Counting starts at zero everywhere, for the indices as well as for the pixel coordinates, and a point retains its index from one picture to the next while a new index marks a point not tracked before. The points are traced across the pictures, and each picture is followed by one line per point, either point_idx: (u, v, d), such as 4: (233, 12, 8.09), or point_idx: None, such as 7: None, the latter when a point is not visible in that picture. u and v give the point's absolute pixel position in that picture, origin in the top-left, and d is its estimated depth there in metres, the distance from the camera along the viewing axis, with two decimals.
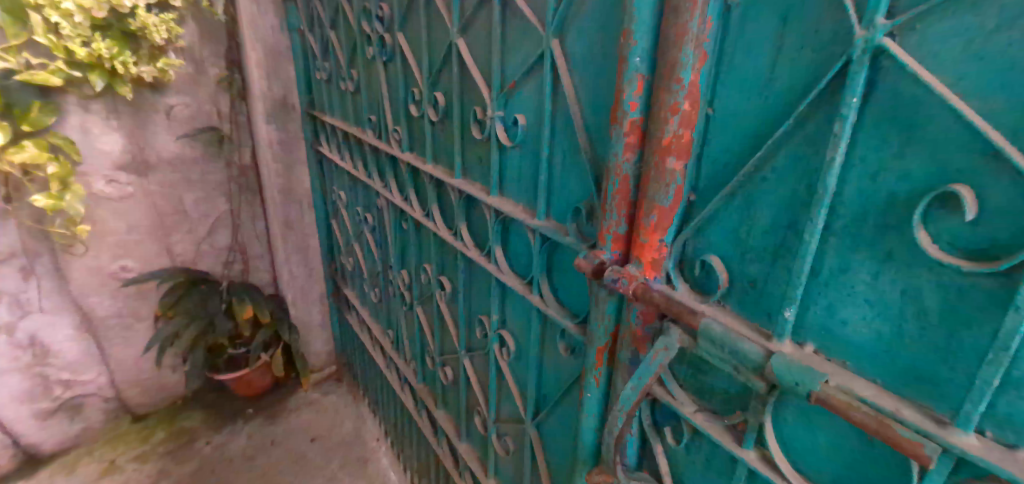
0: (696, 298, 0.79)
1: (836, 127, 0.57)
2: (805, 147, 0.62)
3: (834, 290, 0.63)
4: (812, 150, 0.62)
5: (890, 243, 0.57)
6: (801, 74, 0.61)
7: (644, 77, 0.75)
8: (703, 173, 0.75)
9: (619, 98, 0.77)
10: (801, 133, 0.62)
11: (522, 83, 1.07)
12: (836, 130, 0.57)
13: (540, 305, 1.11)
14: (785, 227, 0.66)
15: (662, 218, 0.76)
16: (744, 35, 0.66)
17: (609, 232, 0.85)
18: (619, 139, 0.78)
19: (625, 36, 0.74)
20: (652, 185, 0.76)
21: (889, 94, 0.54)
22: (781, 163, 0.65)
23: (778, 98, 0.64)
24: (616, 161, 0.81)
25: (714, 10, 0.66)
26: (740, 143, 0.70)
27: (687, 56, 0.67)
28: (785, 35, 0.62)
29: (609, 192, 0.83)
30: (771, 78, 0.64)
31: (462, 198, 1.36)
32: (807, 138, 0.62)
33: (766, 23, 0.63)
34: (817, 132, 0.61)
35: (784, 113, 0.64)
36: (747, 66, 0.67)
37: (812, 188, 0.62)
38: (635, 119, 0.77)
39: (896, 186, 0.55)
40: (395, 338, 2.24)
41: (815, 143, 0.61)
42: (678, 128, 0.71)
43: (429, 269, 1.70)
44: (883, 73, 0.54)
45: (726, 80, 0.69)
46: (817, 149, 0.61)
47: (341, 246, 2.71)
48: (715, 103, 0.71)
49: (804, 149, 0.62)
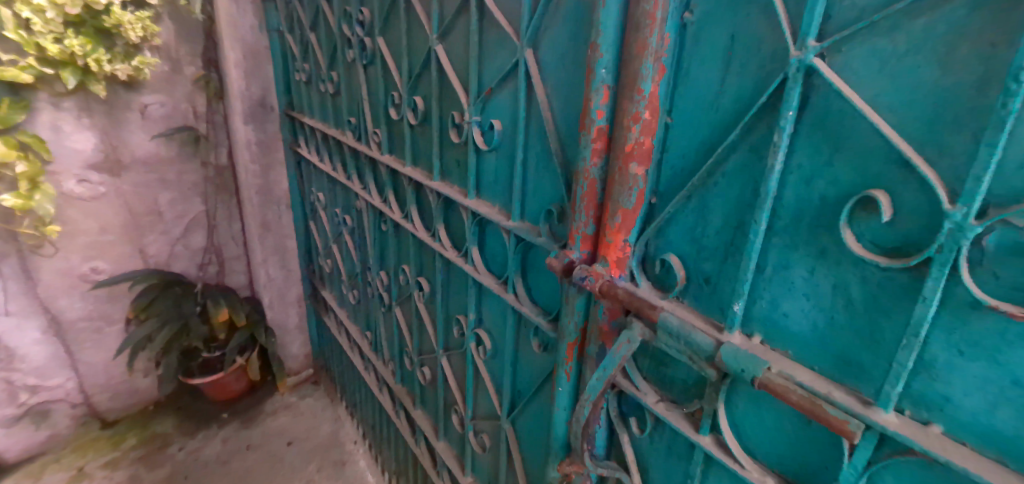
0: (658, 294, 0.83)
1: (775, 137, 0.62)
2: (751, 154, 0.67)
3: (777, 285, 0.68)
4: (757, 157, 0.66)
5: (823, 242, 0.62)
6: (746, 88, 0.66)
7: (609, 87, 0.79)
8: (663, 178, 0.79)
9: (587, 106, 0.82)
10: (747, 141, 0.67)
11: (497, 90, 1.11)
12: (776, 139, 0.62)
13: (514, 304, 1.15)
14: (734, 228, 0.71)
15: (626, 219, 0.81)
16: (699, 50, 0.70)
17: (577, 232, 0.89)
18: (586, 145, 0.83)
19: (592, 48, 0.79)
20: (616, 187, 0.80)
21: (819, 107, 0.59)
22: (730, 168, 0.70)
23: (727, 108, 0.69)
24: (585, 165, 0.85)
25: (671, 27, 0.71)
26: (694, 150, 0.74)
27: (647, 68, 0.72)
28: (733, 53, 0.66)
29: (578, 195, 0.88)
30: (721, 91, 0.69)
31: (440, 201, 1.39)
32: (752, 146, 0.66)
33: (719, 40, 0.68)
34: (760, 141, 0.65)
35: (733, 123, 0.68)
36: (700, 80, 0.71)
37: (756, 192, 0.67)
38: (601, 126, 0.81)
39: (826, 190, 0.60)
40: (373, 339, 2.24)
41: (759, 151, 0.66)
42: (639, 136, 0.76)
43: (408, 270, 1.73)
44: (815, 90, 0.59)
45: (682, 92, 0.74)
46: (761, 155, 0.66)
47: (319, 247, 2.70)
48: (673, 113, 0.75)
49: (750, 156, 0.67)
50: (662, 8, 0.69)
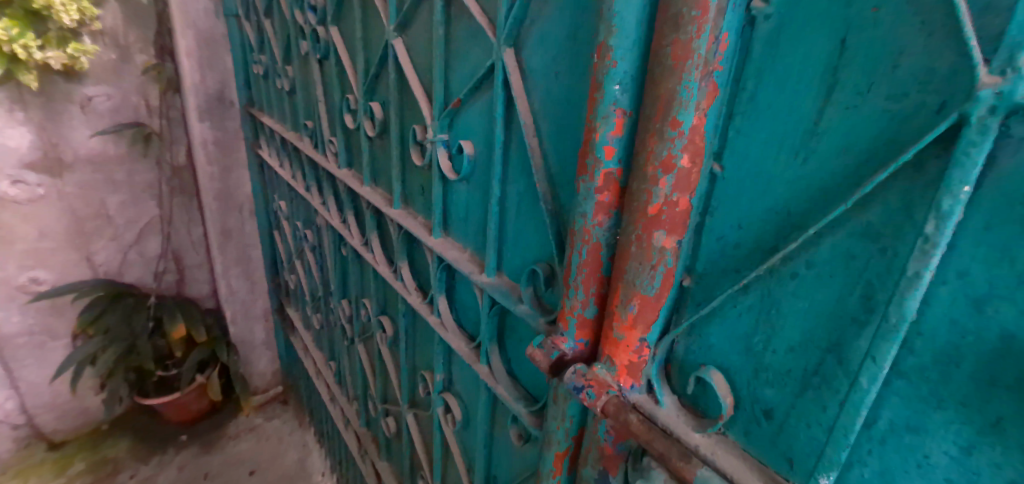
0: (689, 421, 0.56)
1: (926, 225, 0.36)
2: (864, 240, 0.40)
3: (895, 455, 0.42)
4: (875, 246, 0.40)
5: (999, 410, 0.36)
6: (866, 130, 0.39)
7: (625, 113, 0.52)
8: (702, 252, 0.53)
9: (590, 138, 0.55)
10: (859, 215, 0.40)
11: (468, 101, 0.81)
12: (927, 229, 0.36)
13: (488, 381, 0.88)
14: (825, 348, 0.45)
15: (645, 310, 0.54)
16: (775, 63, 0.44)
17: (572, 314, 0.63)
18: (589, 197, 0.56)
19: (600, 53, 0.51)
20: (632, 265, 0.53)
21: (1015, 179, 0.33)
22: (821, 256, 0.43)
23: (821, 161, 0.42)
24: (584, 224, 0.58)
25: (730, 23, 0.43)
26: (757, 220, 0.47)
27: (691, 90, 0.45)
28: (844, 69, 0.39)
29: (574, 263, 0.61)
30: (815, 131, 0.42)
31: (402, 234, 1.11)
32: (867, 227, 0.40)
33: (812, 49, 0.41)
34: (883, 220, 0.39)
35: (836, 186, 0.41)
36: (776, 110, 0.44)
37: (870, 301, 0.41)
38: (610, 170, 0.54)
39: (1016, 324, 0.34)
40: (337, 371, 1.97)
41: (880, 235, 0.40)
42: (671, 192, 0.49)
43: (369, 306, 1.45)
44: (1012, 148, 0.32)
45: (742, 128, 0.47)
46: (883, 245, 0.39)
47: (284, 260, 2.41)
48: (724, 159, 0.49)
49: (860, 242, 0.41)
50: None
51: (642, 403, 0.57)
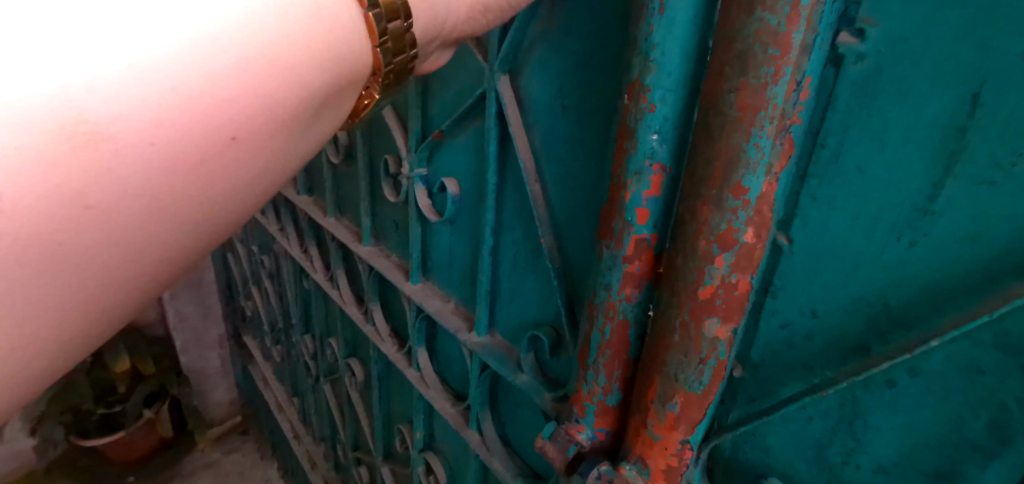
0: None
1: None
2: (992, 351, 0.32)
3: None
4: (1010, 360, 0.31)
5: None
6: (1005, 215, 0.30)
7: (664, 170, 0.39)
8: (760, 338, 0.43)
9: (615, 196, 0.42)
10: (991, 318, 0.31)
11: (452, 132, 0.66)
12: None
13: (479, 450, 0.73)
14: (929, 473, 0.37)
15: (691, 408, 0.44)
16: (871, 119, 0.34)
17: (589, 400, 0.49)
18: (615, 265, 0.43)
19: (630, 93, 0.39)
20: (674, 357, 0.42)
21: None
22: (930, 365, 0.34)
23: (935, 247, 0.33)
24: (608, 297, 0.45)
25: (814, 63, 0.33)
26: (842, 310, 0.38)
27: (762, 149, 0.34)
28: (976, 133, 0.30)
29: (593, 342, 0.48)
30: (929, 208, 0.32)
31: (373, 275, 0.95)
32: (999, 337, 0.31)
33: (928, 105, 0.31)
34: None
35: (962, 282, 0.32)
36: (872, 178, 0.34)
37: (997, 427, 0.33)
38: (643, 237, 0.42)
39: None
40: (302, 408, 1.79)
41: (1015, 347, 0.31)
42: (731, 274, 0.38)
43: (336, 345, 1.30)
44: None
45: (821, 195, 0.37)
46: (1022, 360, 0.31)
47: (239, 286, 2.21)
48: (793, 232, 0.39)
49: (988, 354, 0.32)
50: (808, 22, 0.31)
51: None
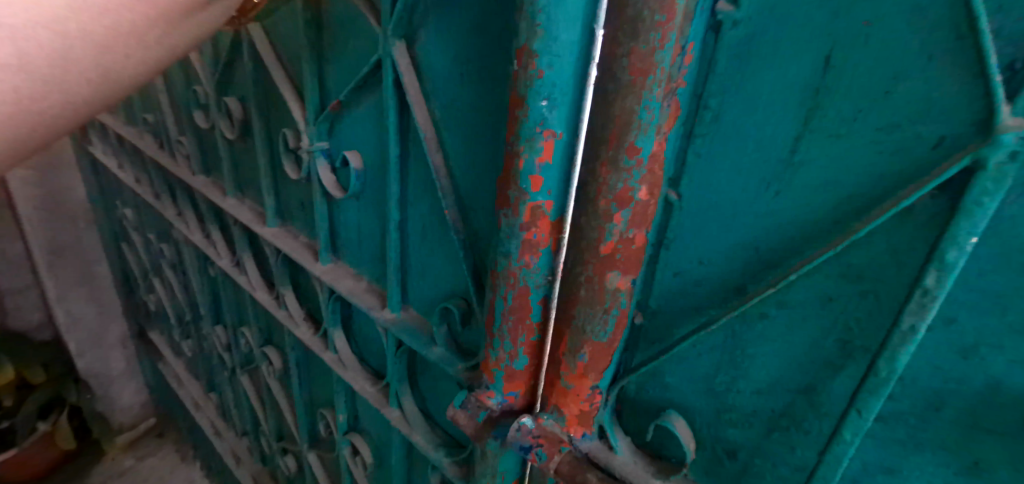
0: (647, 466, 0.49)
1: (925, 275, 0.31)
2: (842, 280, 0.35)
3: None
4: (855, 287, 0.34)
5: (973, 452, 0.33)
6: (851, 161, 0.33)
7: (556, 137, 0.39)
8: (656, 288, 0.45)
9: (510, 165, 0.41)
10: (840, 254, 0.34)
11: (351, 104, 0.63)
12: (926, 280, 0.31)
13: (400, 427, 0.72)
14: (794, 389, 0.39)
15: (600, 359, 0.45)
16: (744, 79, 0.35)
17: (497, 365, 0.48)
18: (512, 235, 0.43)
19: (521, 58, 0.37)
20: (581, 311, 0.43)
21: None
22: (794, 297, 0.37)
23: (794, 194, 0.35)
24: (509, 266, 0.44)
25: (695, 32, 0.35)
26: (724, 255, 0.40)
27: (652, 111, 0.35)
28: (827, 92, 0.32)
29: (498, 312, 0.46)
30: (790, 160, 0.35)
31: (282, 257, 0.90)
32: (847, 268, 0.34)
33: (792, 64, 0.33)
34: (865, 261, 0.34)
35: (819, 225, 0.35)
36: (745, 134, 0.36)
37: (847, 347, 0.36)
38: (539, 204, 0.41)
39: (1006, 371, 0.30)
40: (220, 403, 1.68)
41: (861, 276, 0.34)
42: (628, 228, 0.39)
43: (249, 334, 1.22)
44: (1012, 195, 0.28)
45: (704, 153, 0.38)
46: (864, 287, 0.34)
47: (139, 278, 2.03)
48: (682, 186, 0.40)
49: (838, 283, 0.35)
50: None
51: (595, 453, 0.48)
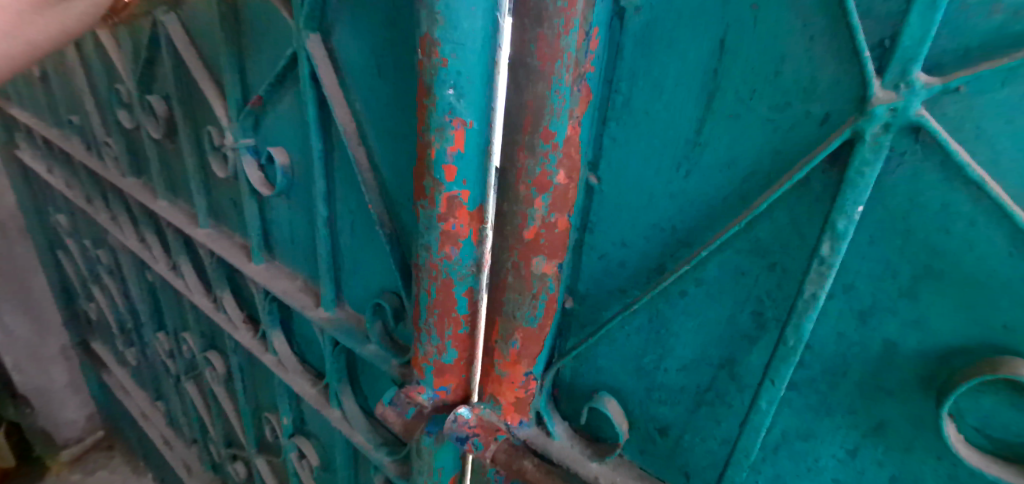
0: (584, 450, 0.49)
1: (820, 246, 0.31)
2: (749, 255, 0.36)
3: (789, 462, 0.40)
4: (762, 262, 0.35)
5: (877, 413, 0.34)
6: (750, 138, 0.33)
7: (467, 125, 0.38)
8: (583, 274, 0.45)
9: (423, 155, 0.40)
10: (747, 229, 0.35)
11: (272, 99, 0.61)
12: (822, 251, 0.32)
13: (342, 428, 0.71)
14: (715, 365, 0.40)
15: (529, 346, 0.45)
16: (649, 61, 0.36)
17: (427, 360, 0.48)
18: (431, 227, 0.42)
19: (425, 47, 0.36)
20: (509, 297, 0.43)
21: (901, 191, 0.29)
22: (708, 274, 0.38)
23: (703, 173, 0.36)
24: (429, 258, 0.43)
25: (600, 16, 0.35)
26: (643, 237, 0.41)
27: (563, 96, 0.36)
28: (724, 71, 0.33)
29: (423, 306, 0.45)
30: (697, 139, 0.36)
31: (217, 260, 0.87)
32: (754, 243, 0.35)
33: (691, 45, 0.34)
34: (770, 235, 0.34)
35: (726, 202, 0.36)
36: (654, 116, 0.37)
37: (759, 320, 0.37)
38: (456, 194, 0.40)
39: (896, 333, 0.32)
40: (169, 413, 1.62)
41: (767, 251, 0.35)
42: (549, 214, 0.39)
43: (191, 340, 1.18)
44: (890, 164, 0.29)
45: (618, 136, 0.39)
46: (771, 261, 0.35)
47: (77, 287, 1.92)
48: (601, 169, 0.41)
49: (746, 258, 0.36)
50: None
51: (533, 440, 0.49)
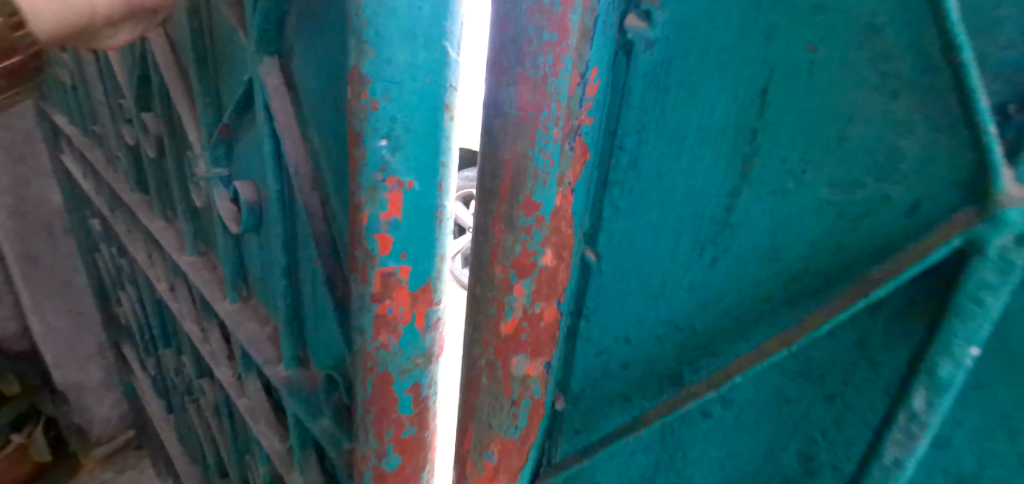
0: None
1: (908, 396, 0.22)
2: (797, 378, 0.27)
3: None
4: (817, 391, 0.26)
5: None
6: (804, 230, 0.24)
7: (405, 185, 0.31)
8: (580, 368, 0.36)
9: (352, 219, 0.33)
10: (796, 351, 0.26)
11: (238, 131, 0.56)
12: (911, 402, 0.22)
13: None
14: None
15: (507, 457, 0.36)
16: (663, 113, 0.27)
17: (368, 463, 0.39)
18: (364, 309, 0.34)
19: (354, 85, 0.29)
20: (484, 401, 0.35)
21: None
22: (742, 393, 0.29)
23: (735, 267, 0.27)
24: (365, 346, 0.35)
25: (602, 52, 0.26)
26: (654, 335, 0.32)
27: (550, 157, 0.28)
28: (768, 134, 0.24)
29: (358, 399, 0.38)
30: (727, 223, 0.27)
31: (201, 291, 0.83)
32: (805, 365, 0.26)
33: (719, 92, 0.25)
34: (828, 356, 0.25)
35: (767, 308, 0.27)
36: (670, 183, 0.28)
37: (807, 462, 0.28)
38: (392, 271, 0.33)
39: None
40: (176, 427, 1.60)
41: (824, 376, 0.26)
42: (531, 305, 0.31)
43: (187, 363, 1.15)
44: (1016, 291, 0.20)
45: (623, 207, 0.30)
46: (828, 392, 0.26)
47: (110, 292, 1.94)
48: (603, 249, 0.32)
49: (793, 381, 0.27)
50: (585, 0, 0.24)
51: None
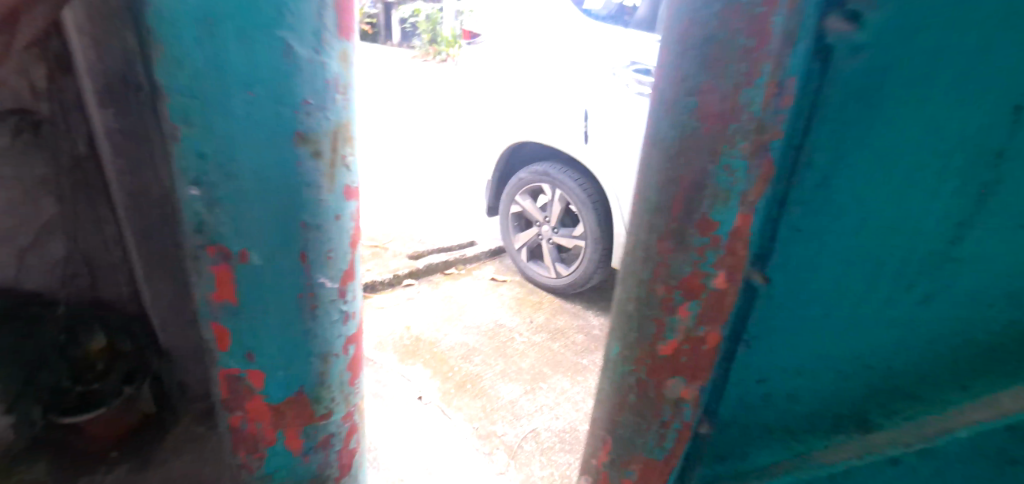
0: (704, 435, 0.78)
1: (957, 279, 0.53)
2: (937, 252, 0.55)
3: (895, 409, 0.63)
4: (950, 262, 0.54)
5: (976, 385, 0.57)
6: (946, 217, 0.53)
7: (745, 156, 0.57)
8: (789, 261, 0.64)
9: (696, 238, 0.62)
10: (947, 279, 0.55)
11: None
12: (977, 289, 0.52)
13: None
14: (934, 349, 0.59)
15: (696, 361, 0.70)
16: (872, 127, 0.54)
17: (647, 397, 0.74)
18: (669, 329, 0.69)
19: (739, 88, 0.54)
20: (652, 413, 0.75)
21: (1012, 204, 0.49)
22: (940, 295, 0.56)
23: (925, 216, 0.54)
24: (671, 326, 0.69)
25: (801, 54, 0.53)
26: (842, 259, 0.61)
27: (736, 172, 0.58)
28: (1006, 157, 0.48)
29: (650, 360, 0.72)
30: (951, 242, 0.54)
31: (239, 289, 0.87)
32: (954, 265, 0.54)
33: (907, 111, 0.52)
34: (974, 253, 0.53)
35: (937, 232, 0.54)
36: (874, 153, 0.55)
37: (915, 290, 0.57)
38: (685, 307, 0.67)
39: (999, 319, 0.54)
40: None
41: (955, 255, 0.54)
42: (706, 308, 0.66)
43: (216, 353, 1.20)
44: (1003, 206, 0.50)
45: (847, 165, 0.57)
46: (961, 266, 0.54)
47: None
48: (797, 209, 0.62)
49: (933, 255, 0.55)
50: (787, 10, 0.51)
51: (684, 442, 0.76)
